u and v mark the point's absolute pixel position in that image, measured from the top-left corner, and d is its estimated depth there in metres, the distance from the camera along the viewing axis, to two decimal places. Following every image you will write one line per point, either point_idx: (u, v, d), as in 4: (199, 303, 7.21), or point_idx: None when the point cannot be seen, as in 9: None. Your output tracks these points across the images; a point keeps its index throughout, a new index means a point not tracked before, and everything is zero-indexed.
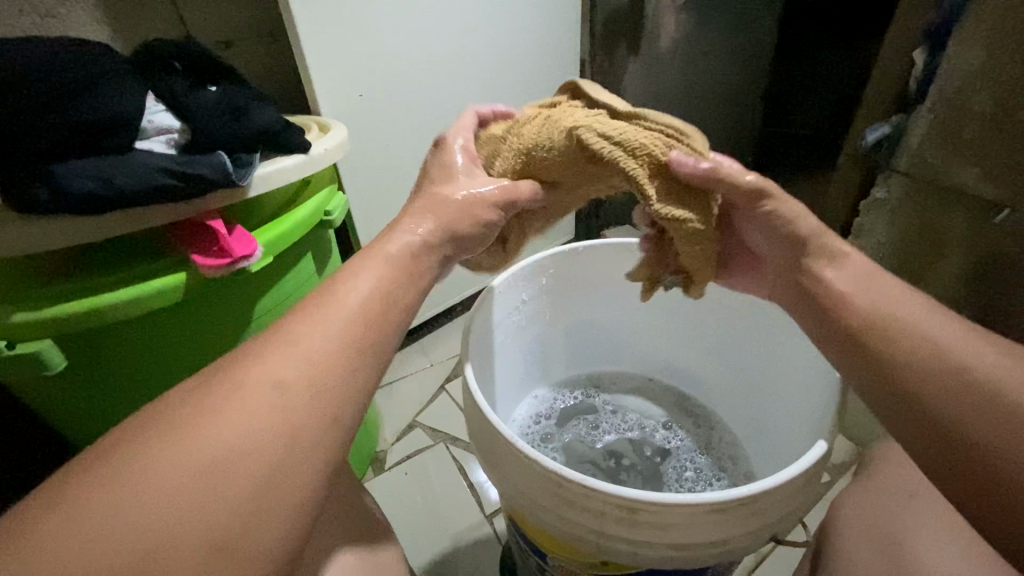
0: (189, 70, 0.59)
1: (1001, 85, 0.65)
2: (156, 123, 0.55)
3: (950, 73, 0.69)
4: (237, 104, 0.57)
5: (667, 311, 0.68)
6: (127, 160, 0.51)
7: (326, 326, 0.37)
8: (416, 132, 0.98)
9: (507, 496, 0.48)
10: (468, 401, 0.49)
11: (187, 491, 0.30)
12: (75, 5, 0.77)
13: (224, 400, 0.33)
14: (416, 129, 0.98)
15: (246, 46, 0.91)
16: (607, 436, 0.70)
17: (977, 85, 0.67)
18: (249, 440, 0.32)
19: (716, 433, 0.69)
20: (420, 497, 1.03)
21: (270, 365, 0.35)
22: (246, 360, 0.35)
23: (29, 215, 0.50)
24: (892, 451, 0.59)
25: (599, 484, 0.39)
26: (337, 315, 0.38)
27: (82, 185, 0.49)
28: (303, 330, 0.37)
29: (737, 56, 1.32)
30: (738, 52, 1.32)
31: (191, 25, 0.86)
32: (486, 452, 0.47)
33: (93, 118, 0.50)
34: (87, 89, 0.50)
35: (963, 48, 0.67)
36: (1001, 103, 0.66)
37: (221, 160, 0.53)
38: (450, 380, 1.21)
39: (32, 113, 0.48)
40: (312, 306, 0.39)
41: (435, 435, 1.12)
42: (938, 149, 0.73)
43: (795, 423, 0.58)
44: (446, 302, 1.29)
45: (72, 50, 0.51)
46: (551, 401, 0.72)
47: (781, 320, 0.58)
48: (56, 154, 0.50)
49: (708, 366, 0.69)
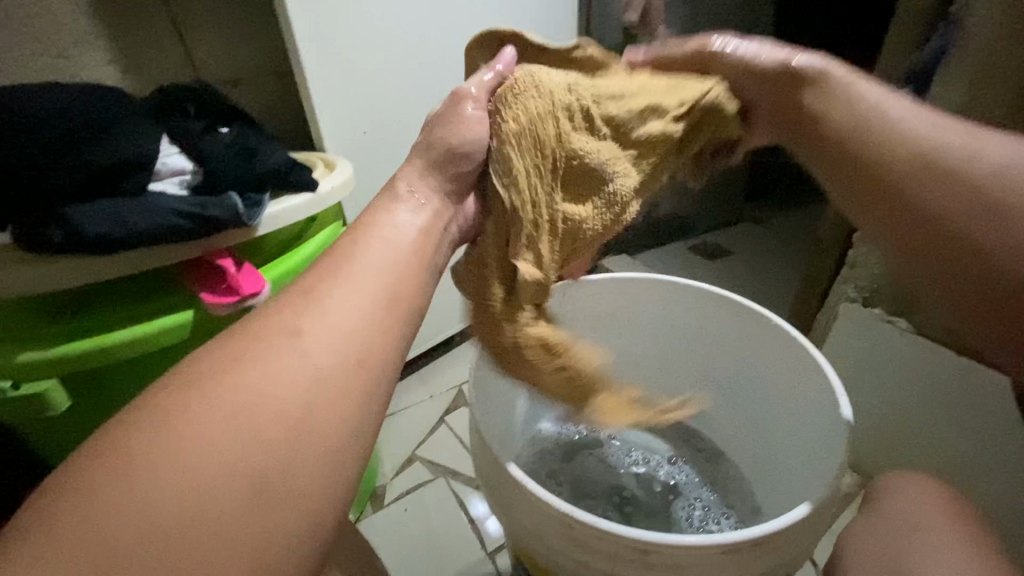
0: (202, 112, 0.61)
1: (985, 125, 0.68)
2: (169, 165, 0.56)
3: None
4: (248, 145, 0.59)
5: (672, 343, 0.69)
6: (140, 201, 0.52)
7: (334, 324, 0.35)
8: None
9: (513, 534, 0.48)
10: (475, 438, 0.49)
11: (189, 488, 0.28)
12: (88, 47, 0.80)
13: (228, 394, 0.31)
14: None
15: (253, 85, 0.93)
16: (613, 471, 0.70)
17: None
18: (252, 438, 0.30)
19: (722, 468, 0.69)
20: (420, 534, 1.01)
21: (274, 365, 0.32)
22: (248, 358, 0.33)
23: (44, 255, 0.51)
24: (897, 484, 0.59)
25: (611, 526, 0.39)
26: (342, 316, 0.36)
27: (96, 228, 0.49)
28: (307, 336, 0.34)
29: None
30: None
31: (200, 65, 0.89)
32: (495, 492, 0.46)
33: (109, 162, 0.51)
34: (104, 134, 0.51)
35: (947, 89, 0.70)
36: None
37: (233, 200, 0.54)
38: (451, 411, 1.20)
39: (49, 158, 0.49)
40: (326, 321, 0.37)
41: (436, 469, 1.10)
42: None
43: (801, 460, 0.58)
44: (447, 332, 1.29)
45: (91, 96, 0.53)
46: (556, 434, 0.72)
47: (785, 357, 0.59)
48: (71, 197, 0.50)
49: (712, 399, 0.69)
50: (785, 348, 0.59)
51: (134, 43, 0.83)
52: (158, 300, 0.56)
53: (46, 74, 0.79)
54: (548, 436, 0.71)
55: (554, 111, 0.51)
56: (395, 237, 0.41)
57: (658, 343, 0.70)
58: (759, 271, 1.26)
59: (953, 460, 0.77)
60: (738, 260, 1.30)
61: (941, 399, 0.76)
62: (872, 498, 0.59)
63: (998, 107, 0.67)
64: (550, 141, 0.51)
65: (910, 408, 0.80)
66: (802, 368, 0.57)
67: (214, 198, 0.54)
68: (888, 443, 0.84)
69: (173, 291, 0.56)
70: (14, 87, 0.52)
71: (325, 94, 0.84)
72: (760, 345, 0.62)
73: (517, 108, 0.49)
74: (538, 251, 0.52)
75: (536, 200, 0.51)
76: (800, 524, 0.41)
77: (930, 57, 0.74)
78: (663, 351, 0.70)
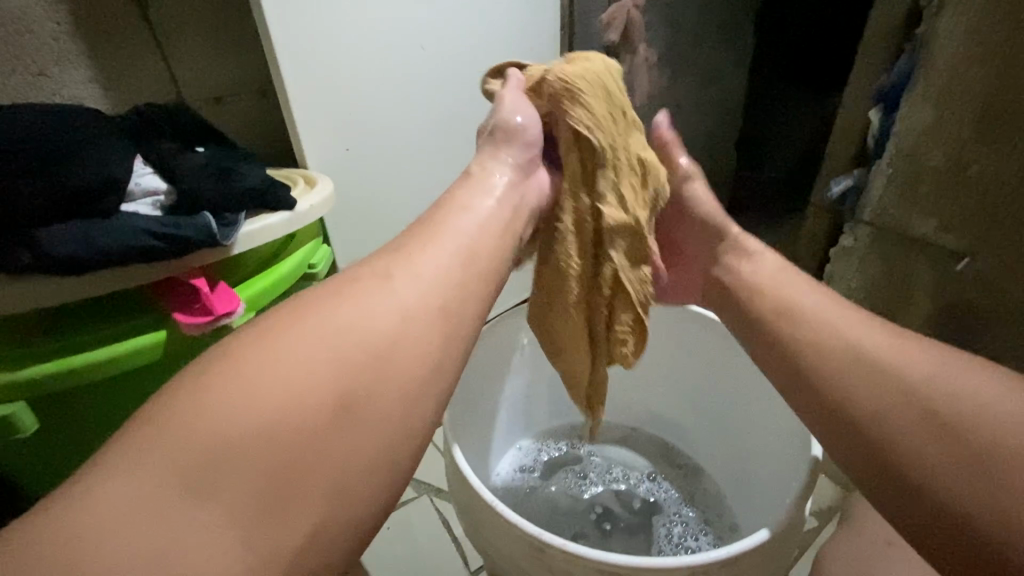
0: (178, 133, 0.61)
1: (951, 144, 0.70)
2: (143, 185, 0.56)
3: (905, 131, 0.74)
4: (224, 165, 0.59)
5: (653, 358, 0.69)
6: (110, 223, 0.51)
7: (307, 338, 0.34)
8: (401, 183, 1.01)
9: (487, 558, 0.47)
10: (448, 459, 0.48)
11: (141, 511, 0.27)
12: (69, 65, 0.80)
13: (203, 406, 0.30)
14: (400, 181, 1.01)
15: (236, 103, 0.94)
16: (594, 488, 0.69)
17: (931, 143, 0.71)
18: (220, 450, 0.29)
19: (701, 484, 0.68)
20: (402, 554, 1.00)
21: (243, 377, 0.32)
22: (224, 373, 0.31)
23: (12, 277, 0.50)
24: (872, 499, 0.59)
25: (581, 549, 0.39)
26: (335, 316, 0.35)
27: (66, 249, 0.49)
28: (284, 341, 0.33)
29: (711, 106, 1.39)
30: (711, 102, 1.39)
31: (182, 84, 0.89)
32: (467, 513, 0.46)
33: (80, 185, 0.50)
34: (76, 155, 0.51)
35: (914, 109, 0.72)
36: (953, 160, 0.70)
37: (207, 221, 0.53)
38: (435, 428, 1.19)
39: (21, 180, 0.49)
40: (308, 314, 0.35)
41: (419, 487, 1.09)
42: (898, 201, 0.77)
43: (779, 476, 0.58)
44: None
45: (65, 117, 0.53)
46: (536, 452, 0.71)
47: (760, 374, 0.59)
48: (42, 219, 0.50)
49: (692, 419, 0.69)
50: (758, 365, 0.59)
51: (115, 61, 0.83)
52: (131, 320, 0.55)
53: (24, 93, 0.78)
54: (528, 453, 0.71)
55: (609, 70, 0.54)
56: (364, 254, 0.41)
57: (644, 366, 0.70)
58: None
59: None
60: None
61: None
62: (848, 514, 0.59)
63: (964, 127, 0.68)
64: (615, 99, 0.53)
65: None
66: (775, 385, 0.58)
67: (188, 219, 0.53)
68: None
69: (146, 311, 0.56)
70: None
71: (307, 112, 0.84)
72: (736, 363, 0.62)
73: (578, 66, 0.52)
74: (620, 194, 0.53)
75: (615, 145, 0.52)
76: (768, 543, 0.41)
77: (899, 78, 0.76)
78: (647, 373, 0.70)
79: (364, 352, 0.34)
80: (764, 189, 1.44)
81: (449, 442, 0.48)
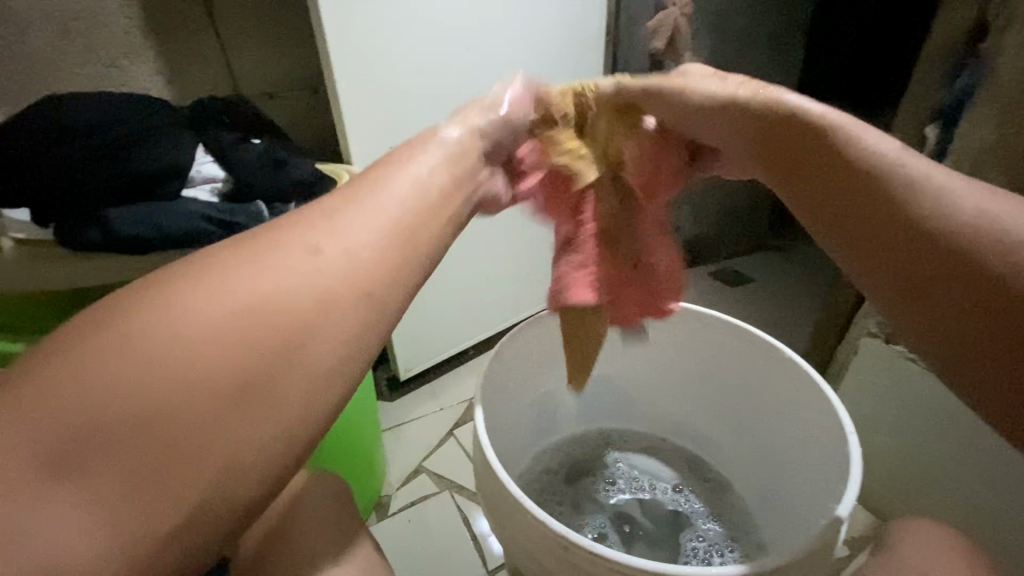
0: (236, 124, 0.64)
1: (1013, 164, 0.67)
2: (203, 172, 0.59)
3: (962, 151, 0.71)
4: (278, 156, 0.61)
5: (681, 365, 0.68)
6: (170, 206, 0.54)
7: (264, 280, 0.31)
8: None
9: (508, 551, 0.48)
10: (477, 453, 0.49)
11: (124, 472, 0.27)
12: (137, 58, 0.85)
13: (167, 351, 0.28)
14: None
15: (288, 98, 0.97)
16: (620, 495, 0.68)
17: (992, 162, 0.69)
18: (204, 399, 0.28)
19: (729, 499, 0.67)
20: (421, 547, 1.01)
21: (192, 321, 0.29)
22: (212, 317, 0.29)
23: (86, 253, 0.54)
24: (910, 528, 0.57)
25: (606, 552, 0.39)
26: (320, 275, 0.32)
27: (131, 229, 0.52)
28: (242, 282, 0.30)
29: None
30: None
31: (240, 78, 0.93)
32: (494, 507, 0.47)
33: (145, 169, 0.54)
34: (145, 142, 0.54)
35: (974, 127, 0.69)
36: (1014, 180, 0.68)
37: (262, 210, 0.56)
38: (460, 425, 1.21)
39: (93, 163, 0.52)
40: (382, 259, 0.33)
41: (441, 483, 1.11)
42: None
43: (811, 494, 0.57)
44: (461, 344, 1.30)
45: (135, 105, 0.56)
46: (561, 455, 0.71)
47: (799, 391, 0.58)
48: (108, 200, 0.53)
49: (720, 431, 0.69)
50: (794, 384, 0.58)
51: (180, 56, 0.88)
52: None
53: (97, 83, 0.84)
54: (556, 457, 0.71)
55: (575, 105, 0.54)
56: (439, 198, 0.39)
57: (654, 352, 0.68)
58: (780, 299, 1.25)
59: (973, 505, 0.74)
60: (758, 288, 1.29)
61: (959, 442, 0.73)
62: (884, 541, 0.57)
63: None
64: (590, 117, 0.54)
65: (931, 450, 0.77)
66: (812, 403, 0.56)
67: (242, 206, 0.56)
68: (906, 485, 0.82)
69: None
70: (63, 95, 0.55)
71: (357, 111, 0.87)
72: (771, 379, 0.61)
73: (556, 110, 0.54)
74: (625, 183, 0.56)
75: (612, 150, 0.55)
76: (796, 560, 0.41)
77: (961, 93, 0.73)
78: (658, 378, 0.70)
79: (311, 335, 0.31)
80: None
81: (479, 437, 0.49)
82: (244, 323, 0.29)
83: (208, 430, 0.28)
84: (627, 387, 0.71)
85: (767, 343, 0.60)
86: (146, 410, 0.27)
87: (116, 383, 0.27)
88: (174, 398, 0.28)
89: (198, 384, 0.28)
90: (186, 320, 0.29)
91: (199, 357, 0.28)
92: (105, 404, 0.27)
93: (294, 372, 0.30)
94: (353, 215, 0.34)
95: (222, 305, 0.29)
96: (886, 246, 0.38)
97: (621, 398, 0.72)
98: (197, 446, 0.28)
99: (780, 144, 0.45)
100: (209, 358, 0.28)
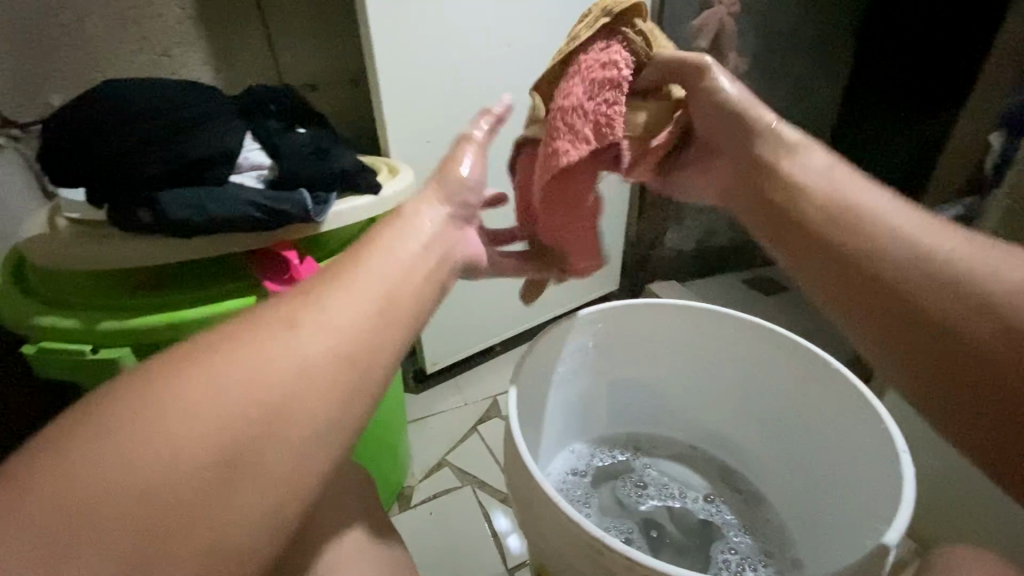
0: (282, 114, 0.65)
1: None
2: (250, 160, 0.60)
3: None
4: (322, 146, 0.62)
5: (714, 370, 0.66)
6: (217, 191, 0.55)
7: (258, 353, 0.33)
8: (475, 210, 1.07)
9: (535, 548, 0.48)
10: (507, 448, 0.49)
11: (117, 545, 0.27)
12: (188, 48, 0.87)
13: (161, 426, 0.30)
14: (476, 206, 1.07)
15: (330, 90, 0.98)
16: (650, 501, 0.66)
17: None
18: (183, 470, 0.29)
19: (762, 512, 0.65)
20: (441, 540, 1.02)
21: (189, 399, 0.31)
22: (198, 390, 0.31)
23: (136, 234, 0.55)
24: (957, 554, 0.54)
25: (642, 558, 0.38)
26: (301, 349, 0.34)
27: (180, 213, 0.53)
28: (241, 353, 0.33)
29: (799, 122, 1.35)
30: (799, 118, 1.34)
31: (284, 69, 0.95)
32: (524, 504, 0.46)
33: (196, 154, 0.55)
34: (196, 129, 0.56)
35: None
36: None
37: (305, 198, 0.57)
38: (484, 421, 1.21)
39: (146, 147, 0.54)
40: (352, 330, 0.36)
41: (463, 477, 1.11)
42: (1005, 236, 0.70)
43: (852, 512, 0.54)
44: (487, 340, 1.30)
45: (188, 92, 0.57)
46: (589, 457, 0.70)
47: (842, 402, 0.55)
48: (159, 183, 0.55)
49: (756, 442, 0.66)
50: (839, 397, 0.56)
51: (229, 46, 0.90)
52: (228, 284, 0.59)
53: (149, 70, 0.86)
54: (584, 459, 0.69)
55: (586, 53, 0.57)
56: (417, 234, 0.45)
57: (681, 355, 0.66)
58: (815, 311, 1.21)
59: None
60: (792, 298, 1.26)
61: None
62: (928, 566, 0.55)
63: None
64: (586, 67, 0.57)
65: (979, 476, 0.73)
66: (857, 417, 0.54)
67: (286, 193, 0.57)
68: (950, 511, 0.78)
69: (239, 277, 0.60)
70: (119, 79, 0.57)
71: (399, 104, 0.88)
72: (812, 390, 0.59)
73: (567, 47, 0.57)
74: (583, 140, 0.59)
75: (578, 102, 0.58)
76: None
77: None
78: (692, 383, 0.68)
79: (299, 413, 0.33)
80: None
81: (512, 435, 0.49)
82: (235, 408, 0.31)
83: (205, 506, 0.29)
84: (659, 392, 0.70)
85: (811, 351, 0.57)
86: (138, 489, 0.28)
87: (110, 473, 0.28)
88: (167, 485, 0.29)
89: (189, 469, 0.29)
90: (179, 413, 0.30)
91: (190, 434, 0.30)
92: (95, 495, 0.28)
93: (277, 439, 0.32)
94: (340, 294, 0.37)
95: (208, 395, 0.31)
96: (914, 328, 0.40)
97: (652, 403, 0.70)
98: (195, 519, 0.29)
99: (798, 230, 0.49)
100: (199, 450, 0.30)
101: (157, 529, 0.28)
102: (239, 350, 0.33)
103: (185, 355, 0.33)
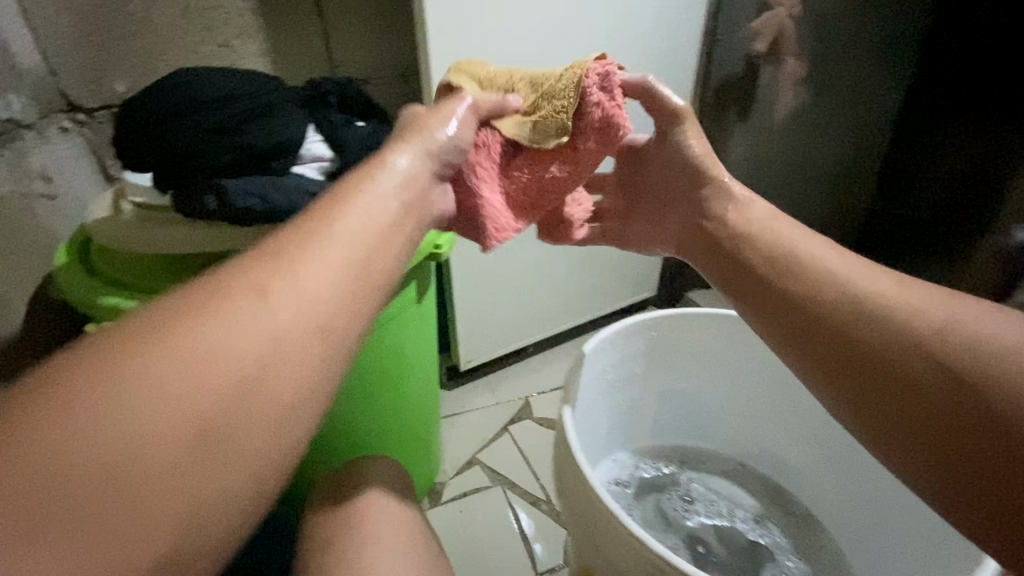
0: (342, 106, 0.65)
1: None
2: (312, 151, 0.60)
3: None
4: (381, 140, 0.61)
5: (769, 386, 0.64)
6: (281, 182, 0.56)
7: (217, 325, 0.33)
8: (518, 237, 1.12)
9: (582, 553, 0.50)
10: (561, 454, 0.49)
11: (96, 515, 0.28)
12: (248, 40, 0.89)
13: (120, 402, 0.30)
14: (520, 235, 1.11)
15: (381, 84, 0.99)
16: (700, 518, 0.63)
17: None
18: (148, 441, 0.30)
19: (814, 536, 0.63)
20: (471, 539, 1.01)
21: (150, 370, 0.31)
22: (160, 358, 0.32)
23: (202, 220, 0.56)
24: None
25: None
26: (261, 318, 0.35)
27: (246, 201, 0.54)
28: (201, 326, 0.33)
29: (855, 131, 1.31)
30: (855, 128, 1.30)
31: (338, 63, 0.95)
32: (578, 511, 0.47)
33: (261, 143, 0.55)
34: (263, 119, 0.56)
35: None
36: None
37: None
38: (515, 421, 1.20)
39: (215, 135, 0.55)
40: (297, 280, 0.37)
41: (494, 477, 1.10)
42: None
43: (918, 543, 0.53)
44: (522, 339, 1.29)
45: (254, 82, 0.58)
46: (632, 467, 0.67)
47: None
48: (224, 171, 0.55)
49: (815, 463, 0.64)
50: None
51: (286, 38, 0.91)
52: None
53: (209, 61, 0.88)
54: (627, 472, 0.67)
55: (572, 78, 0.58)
56: (375, 210, 0.43)
57: (733, 370, 0.64)
58: None
59: None
60: None
61: None
62: None
63: None
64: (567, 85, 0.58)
65: None
66: None
67: None
68: None
69: None
70: (190, 69, 0.58)
71: None
72: None
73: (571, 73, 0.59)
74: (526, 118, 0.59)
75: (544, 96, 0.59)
76: None
77: None
78: (747, 398, 0.66)
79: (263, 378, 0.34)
80: (902, 228, 1.34)
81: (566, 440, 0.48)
82: (194, 387, 0.32)
83: (161, 473, 0.30)
84: (713, 404, 0.67)
85: None
86: (101, 465, 0.29)
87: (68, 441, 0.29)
88: (116, 454, 0.29)
89: (146, 440, 0.30)
90: (134, 385, 0.31)
91: (155, 405, 0.31)
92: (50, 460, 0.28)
93: (247, 408, 0.33)
94: (309, 264, 0.37)
95: (173, 377, 0.31)
96: (894, 391, 0.43)
97: (705, 417, 0.68)
98: (151, 488, 0.30)
99: (769, 292, 0.54)
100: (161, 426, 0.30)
101: (114, 487, 0.29)
102: (191, 330, 0.33)
103: (144, 322, 0.33)
